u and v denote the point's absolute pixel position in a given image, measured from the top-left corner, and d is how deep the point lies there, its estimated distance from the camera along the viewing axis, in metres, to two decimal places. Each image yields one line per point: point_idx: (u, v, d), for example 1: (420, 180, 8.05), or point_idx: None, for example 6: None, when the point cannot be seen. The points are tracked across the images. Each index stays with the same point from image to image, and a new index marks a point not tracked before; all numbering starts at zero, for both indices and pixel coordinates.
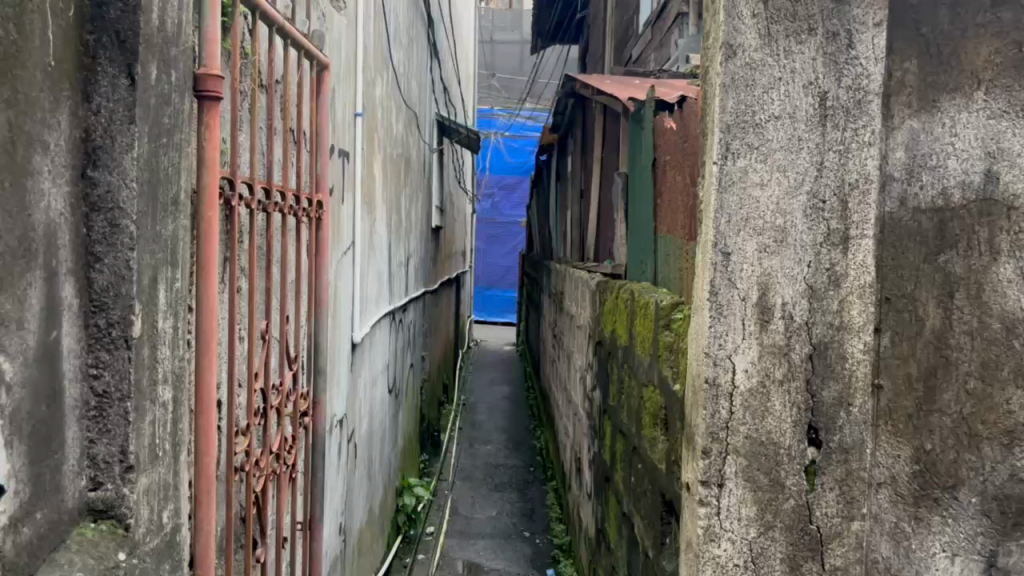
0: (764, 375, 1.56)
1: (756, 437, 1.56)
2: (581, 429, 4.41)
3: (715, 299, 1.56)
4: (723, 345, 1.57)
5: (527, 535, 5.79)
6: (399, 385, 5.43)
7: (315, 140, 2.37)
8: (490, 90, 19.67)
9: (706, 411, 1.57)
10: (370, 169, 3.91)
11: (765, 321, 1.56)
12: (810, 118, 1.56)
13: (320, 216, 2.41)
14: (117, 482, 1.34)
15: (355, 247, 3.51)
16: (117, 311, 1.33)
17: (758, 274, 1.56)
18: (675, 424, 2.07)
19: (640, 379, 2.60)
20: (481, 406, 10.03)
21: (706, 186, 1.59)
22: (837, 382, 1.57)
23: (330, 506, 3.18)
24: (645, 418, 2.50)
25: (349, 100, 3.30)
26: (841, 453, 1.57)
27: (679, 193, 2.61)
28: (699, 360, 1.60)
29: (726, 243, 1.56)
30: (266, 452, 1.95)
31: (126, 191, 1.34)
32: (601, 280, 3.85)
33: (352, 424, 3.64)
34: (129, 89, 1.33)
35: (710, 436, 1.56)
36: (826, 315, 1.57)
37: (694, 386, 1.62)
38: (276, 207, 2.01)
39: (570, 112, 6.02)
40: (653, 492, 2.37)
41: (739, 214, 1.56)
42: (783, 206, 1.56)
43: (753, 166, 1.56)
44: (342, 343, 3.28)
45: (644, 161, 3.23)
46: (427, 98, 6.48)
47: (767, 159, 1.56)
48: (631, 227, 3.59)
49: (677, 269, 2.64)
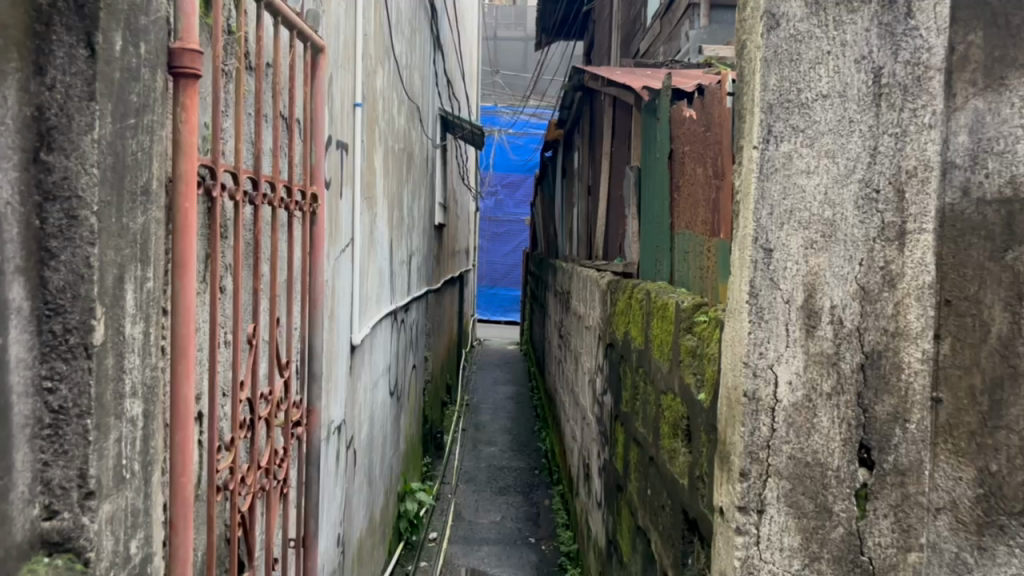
0: (809, 389, 1.41)
1: (801, 458, 1.41)
2: (589, 434, 4.24)
3: (755, 301, 1.42)
4: (765, 354, 1.42)
5: (533, 541, 5.62)
6: (403, 387, 5.28)
7: (309, 128, 2.19)
8: (494, 87, 19.51)
9: (744, 428, 1.42)
10: (371, 163, 3.74)
11: (811, 327, 1.42)
12: (864, 96, 1.41)
13: (315, 210, 2.25)
14: (75, 510, 1.17)
15: (354, 245, 3.34)
16: (75, 314, 1.17)
17: (803, 274, 1.42)
18: (701, 437, 1.90)
19: (658, 386, 2.43)
20: (485, 407, 9.87)
21: (746, 172, 1.45)
22: (891, 396, 1.41)
23: (327, 518, 3.02)
24: (664, 427, 2.34)
25: (349, 90, 3.13)
26: (896, 476, 1.41)
27: (700, 187, 2.45)
28: (737, 370, 1.45)
29: (767, 238, 1.42)
30: (253, 467, 1.79)
31: (86, 177, 1.17)
32: (611, 279, 3.67)
33: (351, 430, 3.48)
34: (89, 61, 1.16)
35: (749, 456, 1.42)
36: (880, 320, 1.41)
37: (731, 400, 1.48)
38: (265, 199, 1.84)
39: (578, 105, 5.86)
40: (673, 507, 2.21)
41: (782, 205, 1.42)
42: (832, 196, 1.41)
43: (799, 151, 1.42)
44: (340, 346, 3.12)
45: (659, 154, 3.06)
46: (430, 91, 6.31)
47: (814, 143, 1.42)
48: (643, 225, 3.41)
49: (696, 267, 2.47)
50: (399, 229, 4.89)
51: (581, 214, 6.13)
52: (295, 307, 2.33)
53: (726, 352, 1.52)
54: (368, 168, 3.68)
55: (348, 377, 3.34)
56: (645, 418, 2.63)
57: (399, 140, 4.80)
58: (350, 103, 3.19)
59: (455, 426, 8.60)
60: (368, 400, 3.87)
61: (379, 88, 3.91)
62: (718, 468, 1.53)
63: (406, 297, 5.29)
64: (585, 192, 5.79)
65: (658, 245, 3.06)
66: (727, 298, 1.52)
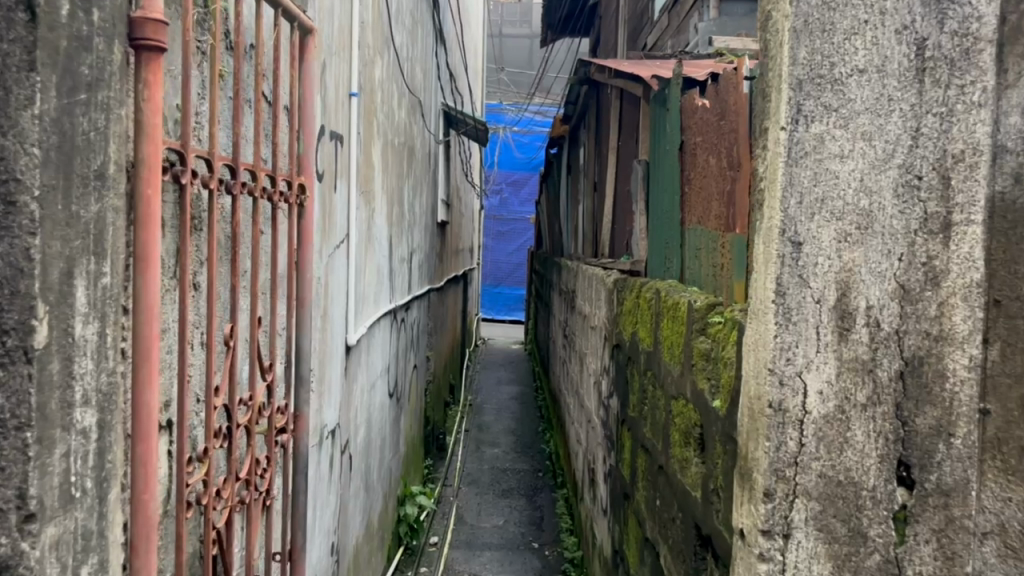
0: (842, 399, 1.33)
1: (832, 476, 1.33)
2: (594, 438, 4.10)
3: (783, 301, 1.34)
4: (792, 360, 1.34)
5: (536, 546, 5.48)
6: (403, 389, 5.14)
7: (296, 115, 2.06)
8: (500, 84, 19.38)
9: (770, 443, 1.34)
10: (369, 156, 3.61)
11: (844, 330, 1.33)
12: (906, 71, 1.32)
13: (303, 202, 2.10)
14: (13, 536, 1.03)
15: (349, 240, 3.20)
16: (13, 314, 1.03)
17: (836, 271, 1.34)
18: (716, 447, 1.77)
19: (668, 393, 2.29)
20: (489, 407, 9.73)
21: (772, 157, 1.37)
22: (934, 408, 1.31)
23: (318, 527, 2.88)
24: (674, 435, 2.20)
25: (344, 79, 2.99)
26: (939, 498, 1.31)
27: (713, 179, 2.31)
28: (761, 377, 1.37)
29: (796, 231, 1.34)
30: (229, 478, 1.65)
31: (25, 158, 1.02)
32: (617, 278, 3.53)
33: (346, 433, 3.34)
34: (29, 27, 1.02)
35: (774, 475, 1.34)
36: (922, 322, 1.32)
37: (753, 411, 1.39)
38: (246, 188, 1.71)
39: (584, 99, 5.71)
40: (685, 521, 2.07)
41: (813, 192, 1.34)
42: (869, 183, 1.33)
43: (833, 132, 1.34)
44: (333, 346, 2.98)
45: (669, 146, 2.92)
46: (432, 84, 6.18)
47: (849, 123, 1.34)
48: (652, 222, 3.27)
49: (709, 264, 2.33)
50: (399, 226, 4.75)
51: (586, 212, 5.98)
52: (282, 304, 2.19)
53: (747, 358, 1.43)
54: (366, 161, 3.54)
55: (342, 379, 3.20)
56: (654, 424, 2.49)
57: (400, 133, 4.66)
58: (345, 92, 3.05)
59: (458, 427, 8.47)
60: (365, 402, 3.74)
61: (377, 78, 3.76)
62: (738, 487, 1.46)
63: (407, 296, 5.17)
64: (591, 188, 5.64)
65: (668, 241, 2.91)
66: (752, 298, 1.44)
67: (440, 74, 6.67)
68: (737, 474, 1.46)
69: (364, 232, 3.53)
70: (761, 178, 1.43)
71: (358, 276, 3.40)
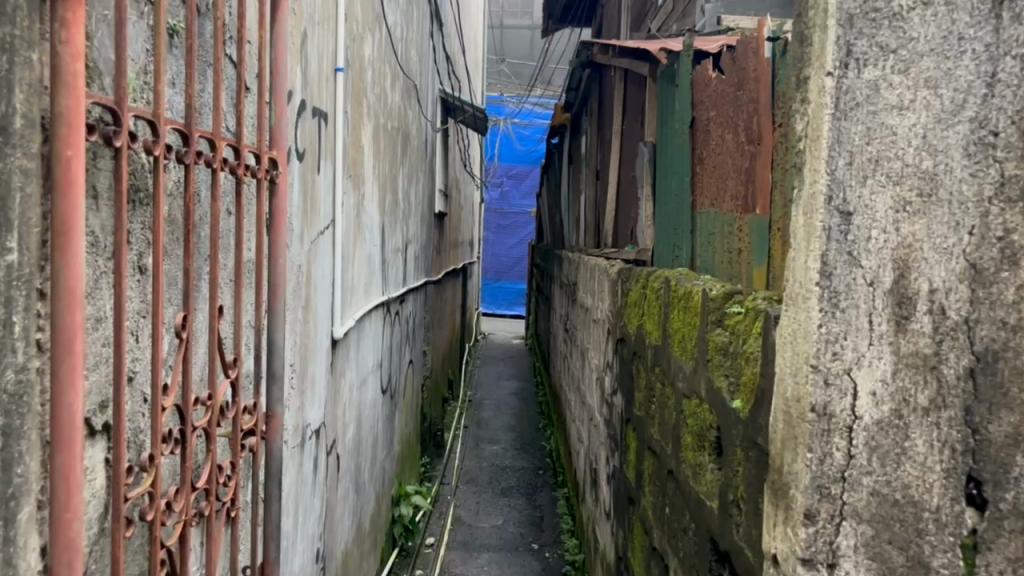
0: (899, 401, 1.16)
1: (887, 494, 1.17)
2: (596, 436, 3.90)
3: (830, 284, 1.18)
4: (841, 352, 1.18)
5: (536, 547, 5.28)
6: (396, 385, 4.93)
7: (266, 83, 1.86)
8: (500, 76, 19.16)
9: (812, 454, 1.18)
10: (358, 140, 3.41)
11: (902, 319, 1.16)
12: (979, 4, 1.13)
13: (274, 178, 1.90)
14: None
15: (336, 227, 3.00)
16: None
17: (893, 247, 1.17)
18: (736, 451, 1.57)
19: (678, 395, 2.09)
20: (488, 403, 9.54)
21: (814, 112, 1.21)
22: (1012, 413, 1.10)
23: (301, 534, 2.68)
24: (685, 436, 2.00)
25: (328, 53, 2.79)
26: (1016, 521, 1.10)
27: (730, 155, 2.11)
28: (800, 373, 1.21)
29: (844, 199, 1.17)
30: (183, 488, 1.45)
31: None
32: (621, 268, 3.32)
33: (333, 433, 3.14)
34: None
35: (817, 492, 1.18)
36: (997, 308, 1.12)
37: (790, 415, 1.23)
38: (203, 158, 1.51)
39: (587, 85, 5.51)
40: (698, 533, 1.87)
41: (865, 152, 1.17)
42: (933, 140, 1.15)
43: (890, 78, 1.16)
44: (317, 340, 2.79)
45: (678, 124, 2.72)
46: (429, 69, 5.97)
47: (910, 68, 1.16)
48: (659, 210, 3.07)
49: (724, 248, 2.14)
50: (392, 216, 4.54)
51: (588, 201, 5.77)
52: (253, 292, 1.99)
53: (782, 353, 1.27)
54: (354, 144, 3.34)
55: (328, 375, 3.00)
56: (662, 423, 2.29)
57: (393, 118, 4.46)
58: (329, 67, 2.84)
59: (456, 424, 8.27)
60: (355, 400, 3.55)
61: (367, 57, 3.55)
62: (770, 503, 1.29)
63: (402, 289, 4.97)
64: (593, 177, 5.44)
65: (677, 227, 2.71)
66: (786, 285, 1.28)
67: (437, 59, 6.47)
68: (767, 488, 1.30)
69: (353, 220, 3.34)
70: (800, 140, 1.27)
71: (346, 265, 3.20)
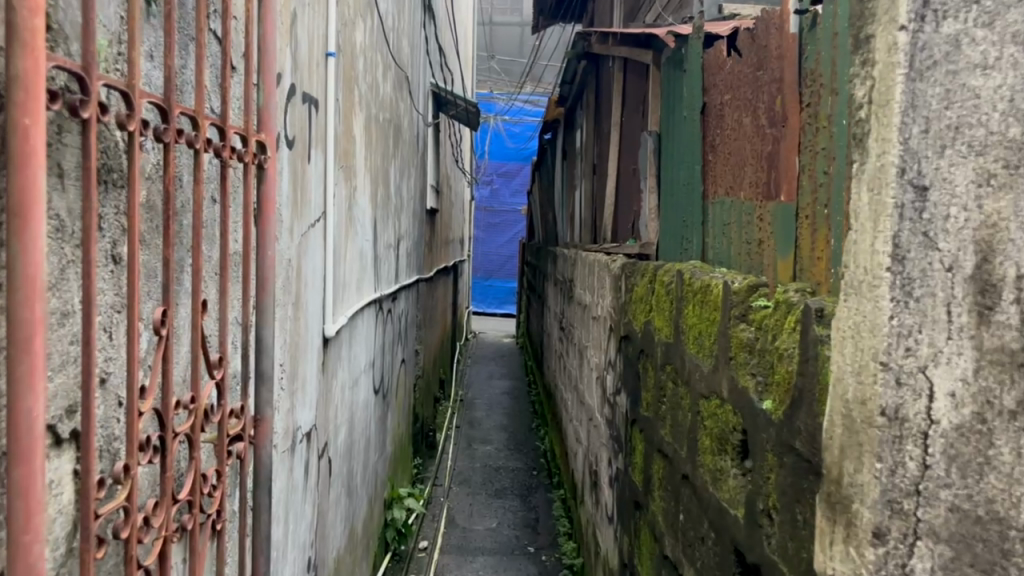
0: (981, 405, 0.88)
1: (968, 510, 0.90)
2: (597, 437, 3.78)
3: (903, 269, 0.99)
4: (919, 345, 0.97)
5: (532, 550, 5.15)
6: (389, 385, 4.80)
7: (254, 60, 1.72)
8: (490, 73, 19.02)
9: (882, 463, 1.00)
10: (349, 130, 3.27)
11: (986, 313, 0.89)
12: None
13: (262, 163, 1.76)
14: None
15: (327, 221, 2.86)
16: None
17: (975, 226, 0.91)
18: (768, 457, 1.45)
19: (694, 397, 1.97)
20: (480, 402, 9.41)
21: (882, 73, 1.04)
22: None
23: (292, 542, 2.55)
24: (704, 439, 1.88)
25: (319, 37, 2.66)
26: None
27: (748, 140, 1.99)
28: (867, 370, 1.03)
29: (921, 170, 0.97)
30: (163, 501, 1.32)
31: None
32: (624, 263, 3.19)
33: (325, 435, 3.01)
34: None
35: (888, 507, 0.99)
36: None
37: (851, 418, 1.06)
38: (183, 137, 1.37)
39: (582, 76, 5.39)
40: (720, 544, 1.74)
41: (943, 119, 0.95)
42: (1019, 101, 0.87)
43: (973, 31, 0.92)
44: (308, 338, 2.65)
45: (687, 111, 2.60)
46: (421, 60, 5.83)
47: (997, 17, 0.89)
48: (665, 202, 2.95)
49: (741, 239, 2.01)
50: (384, 210, 4.40)
51: (585, 196, 5.64)
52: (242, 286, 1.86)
53: (841, 350, 1.10)
54: (346, 134, 3.20)
55: (320, 375, 2.87)
56: (675, 425, 2.17)
57: (385, 110, 4.32)
58: (320, 52, 2.71)
59: (449, 423, 8.14)
60: (347, 401, 3.41)
61: (358, 44, 3.42)
62: (821, 517, 1.15)
63: (395, 286, 4.85)
64: (590, 171, 5.31)
65: (686, 219, 2.59)
66: (845, 270, 1.12)
67: (430, 52, 6.34)
68: (820, 501, 1.16)
69: (345, 213, 3.20)
70: (859, 106, 1.12)
71: (337, 260, 3.06)
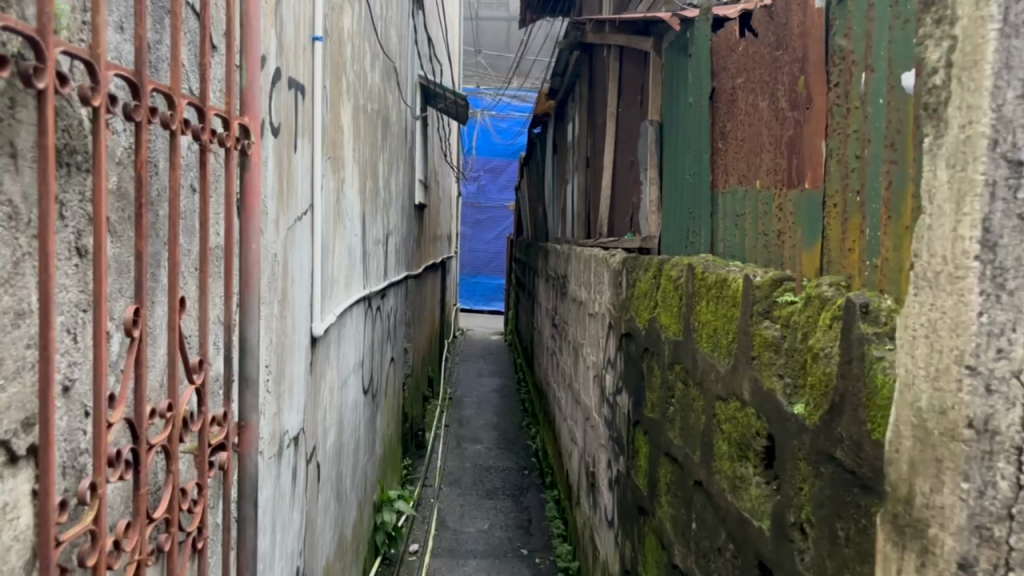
0: None
1: None
2: (594, 438, 3.66)
3: (995, 257, 0.87)
4: (1016, 347, 0.84)
5: (525, 553, 5.03)
6: (378, 385, 4.66)
7: (236, 36, 1.58)
8: (476, 68, 18.88)
9: (971, 486, 0.87)
10: (338, 119, 3.14)
11: None
12: None
13: (246, 148, 1.63)
14: None
15: (314, 213, 2.73)
16: None
17: None
18: (802, 466, 1.33)
19: (708, 399, 1.85)
20: (469, 400, 9.30)
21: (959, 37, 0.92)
22: None
23: (279, 553, 2.42)
24: (722, 444, 1.75)
25: (305, 19, 2.52)
26: None
27: (765, 125, 1.87)
28: (950, 375, 0.91)
29: (1018, 141, 0.85)
30: (137, 521, 1.18)
31: None
32: (624, 257, 3.06)
33: (314, 438, 2.88)
34: None
35: (977, 535, 0.87)
36: None
37: (926, 429, 0.94)
38: (158, 117, 1.23)
39: (575, 68, 5.27)
40: (741, 557, 1.62)
41: None
42: None
43: None
44: (296, 337, 2.52)
45: (693, 97, 2.49)
46: (409, 51, 5.69)
47: None
48: (667, 194, 2.83)
49: (757, 230, 1.90)
50: (373, 205, 4.27)
51: (577, 190, 5.52)
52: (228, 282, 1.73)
53: (912, 350, 0.98)
54: (334, 123, 3.07)
55: (308, 376, 2.74)
56: (686, 427, 2.05)
57: (373, 100, 4.19)
58: (307, 35, 2.58)
59: (438, 422, 8.01)
60: (336, 402, 3.29)
61: (346, 31, 3.29)
62: (885, 540, 1.03)
63: (384, 283, 4.71)
64: (583, 164, 5.19)
65: (692, 210, 2.48)
66: (917, 261, 0.99)
67: (418, 42, 6.20)
68: (883, 520, 1.03)
69: (333, 206, 3.07)
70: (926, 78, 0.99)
71: (325, 255, 2.93)
